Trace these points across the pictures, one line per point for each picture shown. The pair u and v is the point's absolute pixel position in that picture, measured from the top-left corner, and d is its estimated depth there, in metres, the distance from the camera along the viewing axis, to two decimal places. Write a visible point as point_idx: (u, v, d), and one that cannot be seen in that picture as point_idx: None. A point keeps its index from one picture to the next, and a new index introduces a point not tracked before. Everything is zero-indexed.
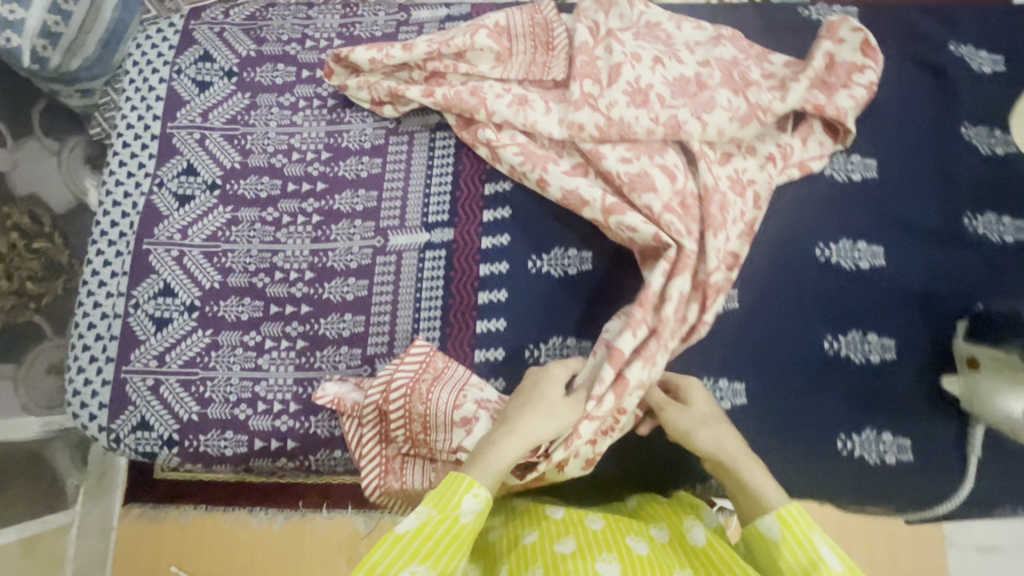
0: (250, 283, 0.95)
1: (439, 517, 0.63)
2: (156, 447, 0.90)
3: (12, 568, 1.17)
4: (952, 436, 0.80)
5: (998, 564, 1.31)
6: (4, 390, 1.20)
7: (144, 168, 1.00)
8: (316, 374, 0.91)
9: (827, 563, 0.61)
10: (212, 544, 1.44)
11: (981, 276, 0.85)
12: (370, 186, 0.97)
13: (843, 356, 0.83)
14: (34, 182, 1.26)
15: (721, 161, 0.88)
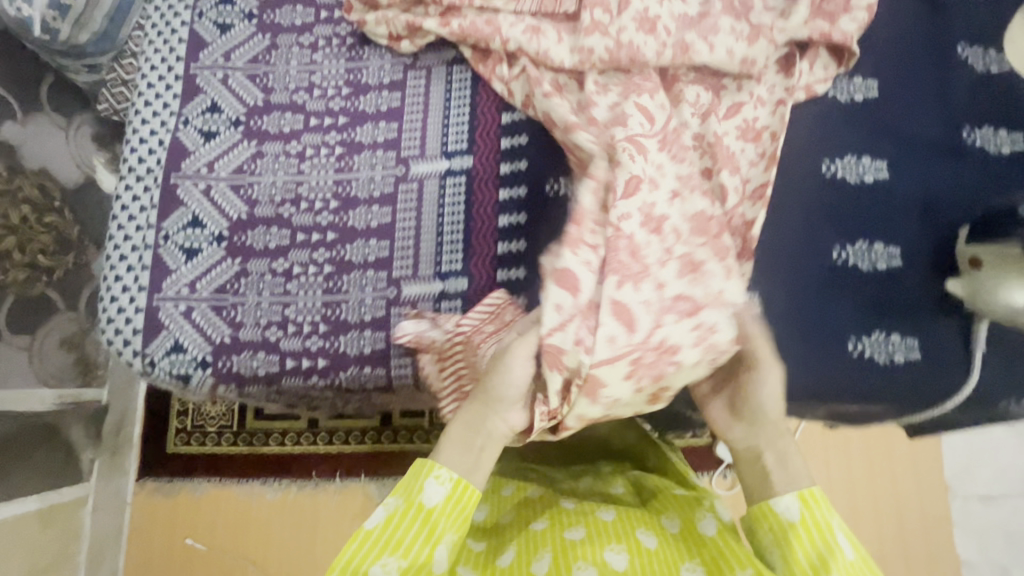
0: (276, 213, 0.93)
1: (405, 507, 0.66)
2: (190, 368, 0.88)
3: (30, 539, 1.20)
4: (959, 332, 0.81)
5: (998, 512, 1.33)
6: (19, 360, 1.21)
7: (169, 107, 0.98)
8: (343, 297, 0.90)
9: (839, 550, 0.63)
10: (226, 517, 1.45)
11: (975, 184, 0.87)
12: (391, 119, 0.96)
13: (850, 265, 0.84)
14: (44, 156, 1.27)
15: (728, 115, 0.87)
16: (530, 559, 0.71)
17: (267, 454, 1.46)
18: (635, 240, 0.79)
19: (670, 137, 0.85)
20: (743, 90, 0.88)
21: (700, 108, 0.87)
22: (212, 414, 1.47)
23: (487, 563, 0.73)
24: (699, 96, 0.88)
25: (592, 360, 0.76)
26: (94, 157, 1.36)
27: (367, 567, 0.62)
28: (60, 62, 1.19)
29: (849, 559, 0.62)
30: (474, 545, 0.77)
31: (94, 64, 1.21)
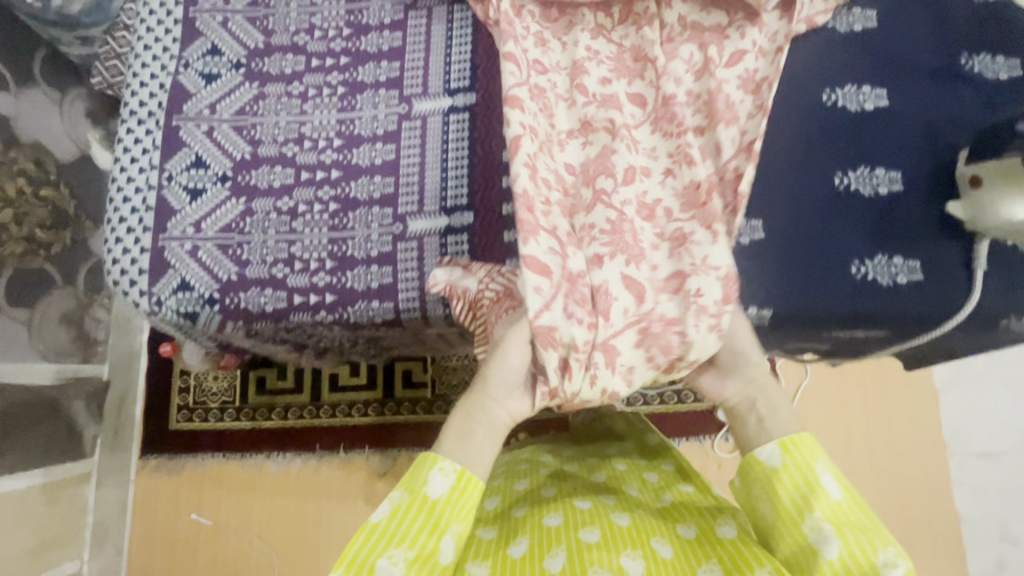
0: (280, 152, 0.87)
1: (410, 499, 0.63)
2: (198, 307, 0.82)
3: (33, 513, 1.18)
4: (961, 257, 0.76)
5: (996, 467, 1.35)
6: (19, 334, 1.18)
7: (168, 50, 0.91)
8: (349, 234, 0.84)
9: (825, 490, 0.65)
10: (230, 491, 1.45)
11: (978, 111, 0.82)
12: (392, 58, 0.90)
13: (852, 190, 0.81)
14: (39, 130, 1.23)
15: (728, 64, 0.83)
16: (543, 555, 0.70)
17: (269, 427, 1.46)
18: (636, 224, 0.79)
19: (661, 112, 0.83)
20: (745, 38, 0.84)
21: (694, 67, 0.84)
22: (213, 389, 1.46)
23: (495, 552, 0.73)
24: (694, 54, 0.85)
25: (606, 332, 0.74)
26: (88, 134, 1.34)
27: (373, 560, 0.60)
28: (52, 34, 1.15)
29: (834, 498, 0.65)
30: (484, 535, 0.77)
31: (87, 36, 1.17)
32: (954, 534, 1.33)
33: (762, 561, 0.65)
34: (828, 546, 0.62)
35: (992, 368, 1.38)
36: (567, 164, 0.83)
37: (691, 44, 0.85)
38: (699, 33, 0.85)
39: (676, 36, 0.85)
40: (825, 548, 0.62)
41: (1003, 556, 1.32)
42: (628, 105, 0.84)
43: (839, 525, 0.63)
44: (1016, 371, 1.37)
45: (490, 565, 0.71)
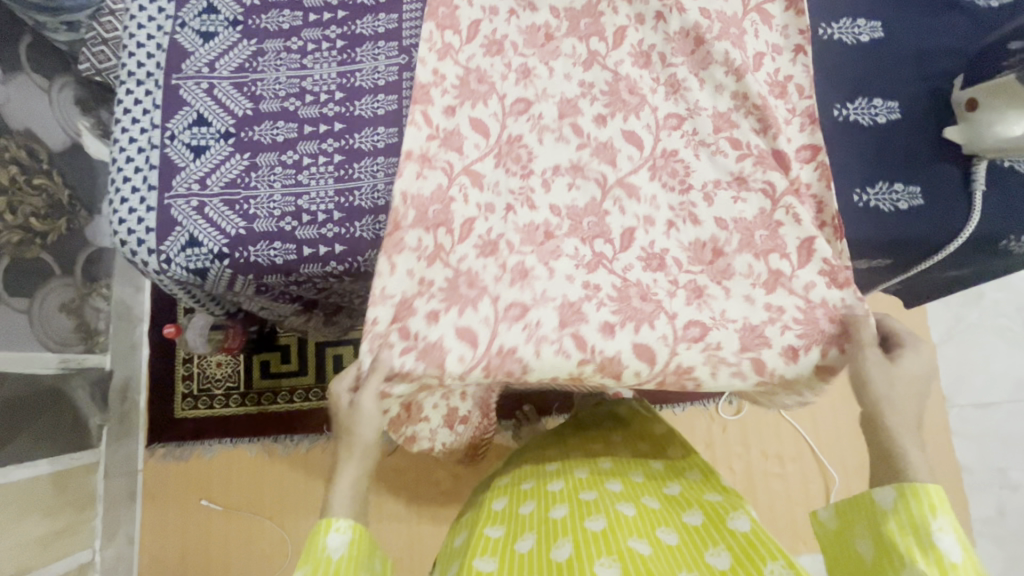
0: (282, 107, 0.87)
1: (313, 570, 0.62)
2: (206, 263, 0.82)
3: (43, 501, 1.18)
4: (959, 178, 0.77)
5: (993, 416, 1.38)
6: (20, 323, 1.17)
7: (163, 9, 0.90)
8: (356, 185, 0.83)
9: (945, 554, 0.55)
10: (238, 478, 1.45)
11: (970, 35, 0.82)
12: (390, 10, 0.89)
13: (851, 121, 0.81)
14: (27, 117, 1.21)
15: (756, 67, 0.80)
16: (550, 544, 0.73)
17: (275, 411, 1.45)
18: (644, 284, 0.75)
19: (659, 163, 0.79)
20: (760, 37, 0.81)
21: (733, 66, 0.79)
22: (217, 375, 1.46)
23: (503, 547, 0.75)
24: (729, 53, 0.79)
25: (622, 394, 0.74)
26: (78, 122, 1.32)
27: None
28: (37, 18, 1.13)
29: (951, 561, 0.54)
30: (491, 532, 0.79)
31: (73, 21, 1.15)
32: (955, 484, 1.35)
33: (775, 553, 0.66)
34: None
35: (989, 321, 1.41)
36: (553, 205, 0.79)
37: (724, 43, 0.79)
38: (727, 23, 0.81)
39: (707, 35, 0.80)
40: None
41: (1004, 503, 1.34)
42: (625, 146, 0.80)
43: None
44: (1012, 323, 1.40)
45: (498, 560, 0.72)
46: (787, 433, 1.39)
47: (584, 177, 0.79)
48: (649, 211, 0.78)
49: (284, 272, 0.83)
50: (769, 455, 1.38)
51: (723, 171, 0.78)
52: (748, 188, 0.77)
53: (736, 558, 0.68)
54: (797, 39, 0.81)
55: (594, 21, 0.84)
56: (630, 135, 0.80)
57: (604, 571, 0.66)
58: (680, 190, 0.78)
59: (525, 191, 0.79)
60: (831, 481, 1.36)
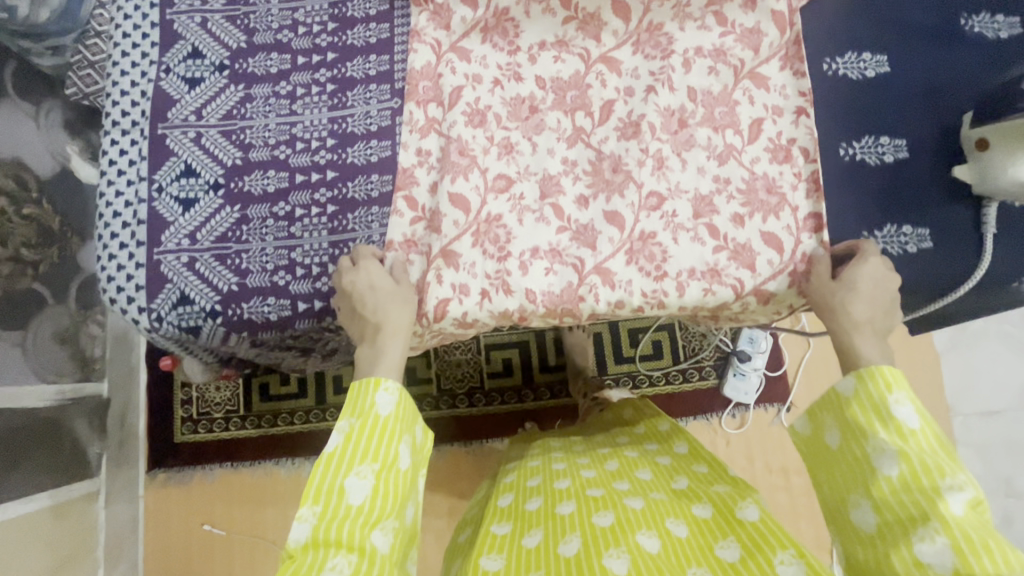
0: (272, 155, 0.85)
1: (361, 423, 0.61)
2: (199, 321, 0.81)
3: (44, 535, 1.16)
4: (970, 219, 0.77)
5: (998, 424, 1.37)
6: (14, 357, 1.15)
7: (147, 56, 0.88)
8: (351, 237, 0.83)
9: (905, 421, 0.59)
10: (240, 500, 1.44)
11: (981, 66, 0.80)
12: (381, 51, 0.87)
13: (858, 160, 0.80)
14: (15, 145, 1.16)
15: (750, 139, 0.80)
16: (559, 539, 0.73)
17: (277, 434, 1.44)
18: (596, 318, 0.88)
19: (637, 246, 0.78)
20: (756, 103, 0.81)
21: (715, 151, 0.80)
22: (216, 400, 1.45)
23: (510, 544, 0.74)
24: (712, 138, 0.80)
25: None
26: (67, 147, 1.28)
27: (341, 483, 0.58)
28: (19, 44, 1.06)
29: (909, 428, 0.59)
30: (497, 529, 0.78)
31: (58, 45, 1.08)
32: None
33: (784, 543, 0.67)
34: (886, 463, 0.58)
35: (992, 330, 1.40)
36: (529, 289, 0.78)
37: (706, 128, 0.81)
38: (712, 104, 0.82)
39: (690, 119, 0.81)
40: (885, 464, 0.58)
41: (1010, 512, 1.33)
42: (607, 227, 0.79)
43: (905, 449, 0.58)
44: (1015, 329, 1.39)
45: (506, 557, 0.72)
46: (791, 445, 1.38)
47: (562, 262, 0.79)
48: (622, 299, 0.78)
49: (280, 327, 0.83)
50: (773, 468, 1.38)
51: (698, 258, 0.78)
52: (720, 281, 0.77)
53: (745, 550, 0.68)
54: (798, 100, 0.81)
55: (581, 94, 0.84)
56: (613, 216, 0.79)
57: (614, 562, 0.67)
58: (655, 276, 0.77)
59: (500, 275, 0.78)
60: None
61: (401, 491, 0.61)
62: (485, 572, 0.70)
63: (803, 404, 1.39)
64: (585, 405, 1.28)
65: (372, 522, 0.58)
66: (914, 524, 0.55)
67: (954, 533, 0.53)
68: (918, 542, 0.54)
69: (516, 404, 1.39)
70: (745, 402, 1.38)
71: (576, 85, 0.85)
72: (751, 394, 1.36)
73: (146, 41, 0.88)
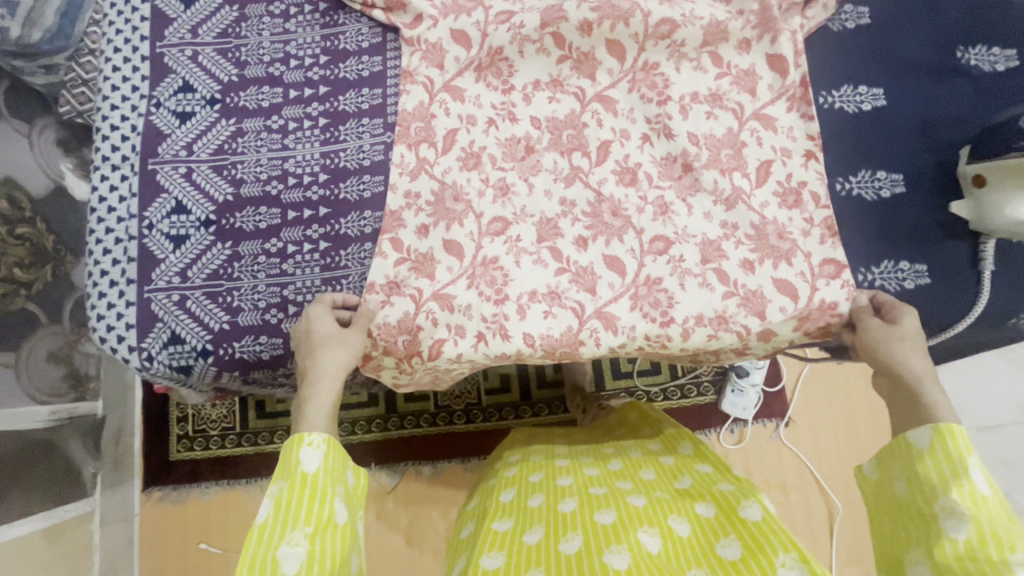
0: (264, 191, 0.84)
1: (289, 485, 0.61)
2: (191, 360, 0.81)
3: (38, 558, 1.15)
4: (967, 254, 0.77)
5: (999, 441, 1.34)
6: (6, 378, 1.14)
7: (138, 90, 0.88)
8: (343, 273, 0.82)
9: (978, 485, 0.57)
10: (237, 519, 1.42)
11: (974, 99, 0.81)
12: (374, 83, 0.87)
13: (855, 195, 0.81)
14: (7, 164, 1.14)
15: (759, 182, 0.81)
16: (560, 537, 0.72)
17: (274, 451, 1.43)
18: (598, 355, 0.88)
19: (642, 291, 0.79)
20: (765, 144, 0.82)
21: (722, 196, 0.81)
22: (212, 417, 1.45)
23: (510, 541, 0.74)
24: (719, 181, 0.81)
25: None
26: (61, 164, 1.26)
27: (274, 552, 0.57)
28: (11, 63, 1.04)
29: (983, 494, 0.57)
30: (499, 526, 0.78)
31: (50, 64, 1.06)
32: None
33: (787, 546, 0.66)
34: (955, 526, 0.56)
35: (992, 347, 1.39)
36: (526, 334, 0.78)
37: (713, 171, 0.81)
38: (717, 146, 0.82)
39: (695, 162, 0.82)
40: (954, 529, 0.56)
41: None
42: (606, 273, 0.80)
43: (978, 514, 0.55)
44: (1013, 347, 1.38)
45: (506, 556, 0.71)
46: (789, 460, 1.37)
47: (561, 305, 0.79)
48: (624, 342, 0.79)
49: (273, 366, 0.82)
50: (771, 483, 1.36)
51: (707, 305, 0.78)
52: (726, 328, 0.78)
53: (746, 549, 0.67)
54: (807, 143, 0.82)
55: (577, 133, 0.85)
56: (612, 261, 0.80)
57: (615, 558, 0.66)
58: (661, 323, 0.78)
59: (497, 320, 0.78)
60: (834, 511, 1.34)
61: (340, 548, 0.61)
62: (485, 571, 0.69)
63: (801, 419, 1.39)
64: (584, 417, 1.25)
65: None
66: None
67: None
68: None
69: (514, 421, 1.39)
70: (743, 416, 1.37)
71: (573, 123, 0.85)
72: (749, 409, 1.36)
73: (136, 74, 0.88)
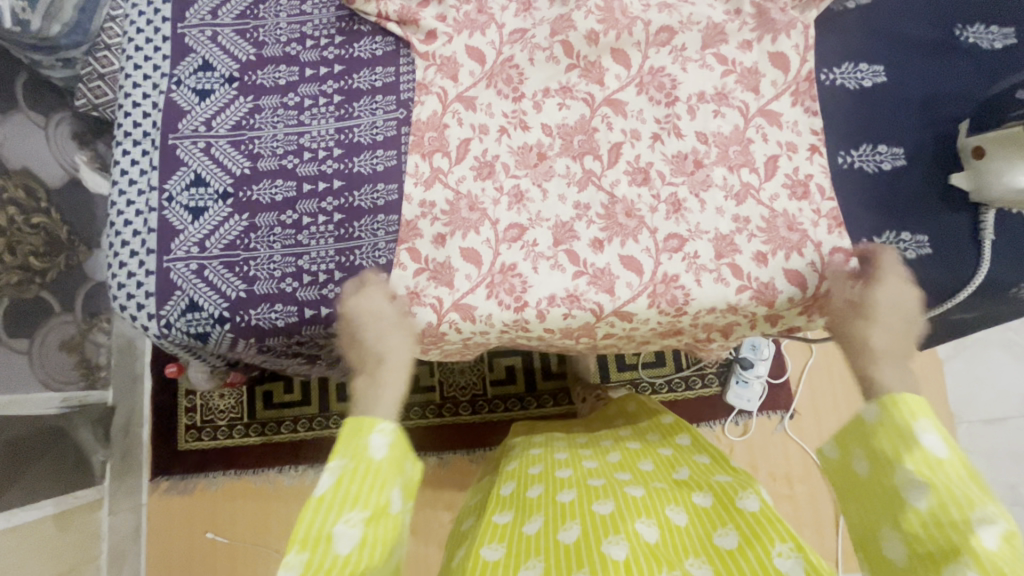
0: (280, 165, 0.86)
1: (353, 466, 0.58)
2: (208, 327, 0.83)
3: (48, 545, 1.15)
4: (968, 226, 0.78)
5: (1004, 432, 1.33)
6: (20, 365, 1.15)
7: (159, 69, 0.90)
8: (356, 244, 0.84)
9: (934, 450, 0.56)
10: (243, 509, 1.43)
11: (975, 77, 0.82)
12: (387, 62, 0.90)
13: (857, 168, 0.82)
14: (28, 156, 1.17)
15: (769, 175, 0.82)
16: (559, 526, 0.73)
17: (284, 440, 1.44)
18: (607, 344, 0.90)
19: (659, 289, 0.80)
20: (770, 139, 0.83)
21: (731, 191, 0.82)
22: (220, 407, 1.45)
23: (510, 533, 0.74)
24: (728, 177, 0.83)
25: None
26: (76, 156, 1.28)
27: (329, 531, 0.55)
28: (31, 57, 1.06)
29: (938, 457, 0.56)
30: (499, 518, 0.78)
31: (69, 57, 1.08)
32: None
33: (783, 536, 0.66)
34: (915, 495, 0.55)
35: (995, 334, 1.37)
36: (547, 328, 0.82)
37: (722, 167, 0.83)
38: (725, 143, 0.84)
39: (705, 159, 0.84)
40: (913, 495, 0.55)
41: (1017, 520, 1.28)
42: (624, 272, 0.81)
43: (935, 479, 0.54)
44: (1015, 335, 1.36)
45: (506, 547, 0.71)
46: (796, 453, 1.37)
47: (580, 307, 0.80)
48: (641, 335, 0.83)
49: (286, 334, 0.84)
50: (776, 476, 1.36)
51: (720, 299, 0.80)
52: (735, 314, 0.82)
53: (744, 538, 0.67)
54: (810, 138, 0.83)
55: (588, 137, 0.86)
56: (629, 261, 0.81)
57: (613, 549, 0.66)
58: (674, 314, 0.82)
59: (519, 322, 0.81)
60: None
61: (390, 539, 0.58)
62: (485, 563, 0.69)
63: (806, 409, 1.39)
64: (585, 408, 1.30)
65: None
66: (944, 559, 0.51)
67: (988, 570, 0.48)
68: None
69: (520, 411, 1.39)
70: (748, 409, 1.38)
71: (583, 128, 0.86)
72: (754, 401, 1.36)
73: (158, 54, 0.91)
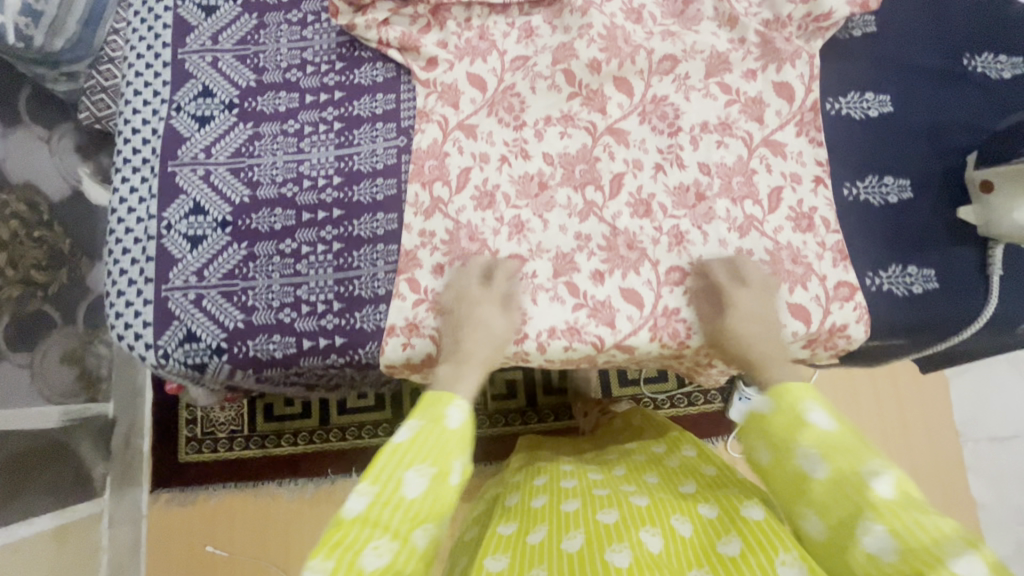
0: (279, 193, 0.86)
1: (430, 427, 0.60)
2: (205, 357, 0.82)
3: (47, 560, 1.15)
4: (975, 262, 0.78)
5: (1012, 452, 1.31)
6: (21, 379, 1.15)
7: (159, 95, 0.90)
8: (355, 273, 0.83)
9: (820, 424, 0.62)
10: (244, 522, 1.41)
11: (980, 108, 0.82)
12: (387, 90, 0.89)
13: (862, 200, 0.82)
14: (29, 172, 1.17)
15: (771, 208, 0.81)
16: (562, 535, 0.69)
17: (285, 454, 1.43)
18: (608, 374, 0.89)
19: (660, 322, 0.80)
20: (774, 171, 0.83)
21: (735, 223, 0.81)
22: (221, 420, 1.44)
23: (515, 542, 0.70)
24: (730, 211, 0.82)
25: None
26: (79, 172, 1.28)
27: (400, 474, 0.57)
28: (35, 72, 1.05)
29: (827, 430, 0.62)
30: (503, 530, 0.74)
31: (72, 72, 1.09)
32: (970, 523, 1.28)
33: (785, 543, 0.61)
34: (814, 466, 0.60)
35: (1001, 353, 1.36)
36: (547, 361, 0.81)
37: (724, 200, 0.82)
38: (729, 174, 0.83)
39: (707, 191, 0.83)
40: (814, 468, 0.59)
41: None
42: (625, 305, 0.80)
43: (829, 449, 0.60)
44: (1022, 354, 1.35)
45: (510, 557, 0.67)
46: None
47: (581, 340, 0.80)
48: None
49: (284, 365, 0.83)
50: None
51: None
52: None
53: (747, 545, 0.63)
54: (815, 168, 0.83)
55: (589, 167, 0.85)
56: (630, 293, 0.81)
57: (616, 557, 0.63)
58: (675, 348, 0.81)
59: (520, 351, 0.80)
60: None
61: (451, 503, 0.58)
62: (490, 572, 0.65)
63: None
64: (585, 423, 1.28)
65: (416, 519, 0.55)
66: (853, 519, 0.55)
67: (887, 517, 0.53)
68: (862, 534, 0.54)
69: (521, 427, 1.38)
70: None
71: (585, 159, 0.86)
72: None
73: (158, 80, 0.91)
